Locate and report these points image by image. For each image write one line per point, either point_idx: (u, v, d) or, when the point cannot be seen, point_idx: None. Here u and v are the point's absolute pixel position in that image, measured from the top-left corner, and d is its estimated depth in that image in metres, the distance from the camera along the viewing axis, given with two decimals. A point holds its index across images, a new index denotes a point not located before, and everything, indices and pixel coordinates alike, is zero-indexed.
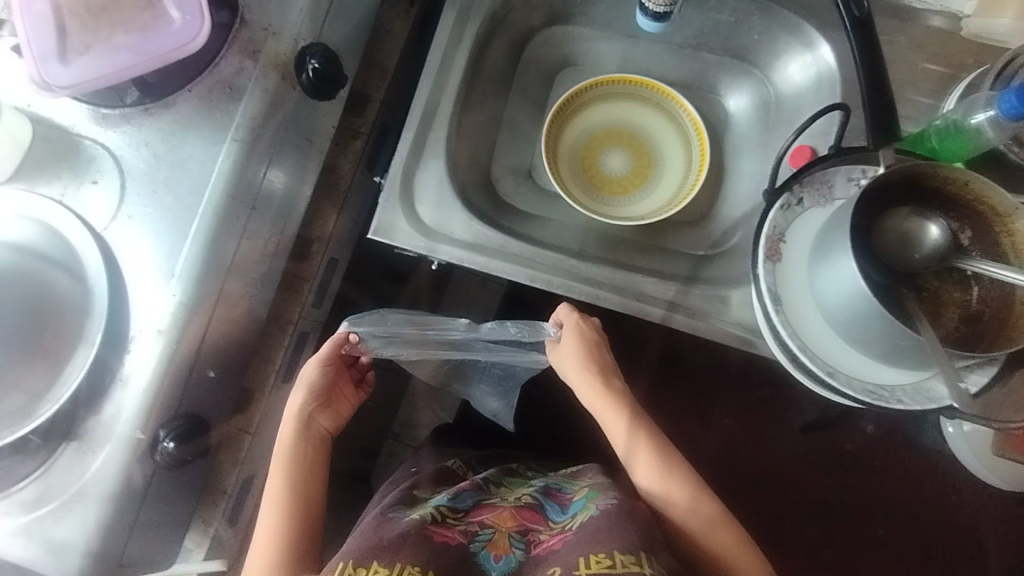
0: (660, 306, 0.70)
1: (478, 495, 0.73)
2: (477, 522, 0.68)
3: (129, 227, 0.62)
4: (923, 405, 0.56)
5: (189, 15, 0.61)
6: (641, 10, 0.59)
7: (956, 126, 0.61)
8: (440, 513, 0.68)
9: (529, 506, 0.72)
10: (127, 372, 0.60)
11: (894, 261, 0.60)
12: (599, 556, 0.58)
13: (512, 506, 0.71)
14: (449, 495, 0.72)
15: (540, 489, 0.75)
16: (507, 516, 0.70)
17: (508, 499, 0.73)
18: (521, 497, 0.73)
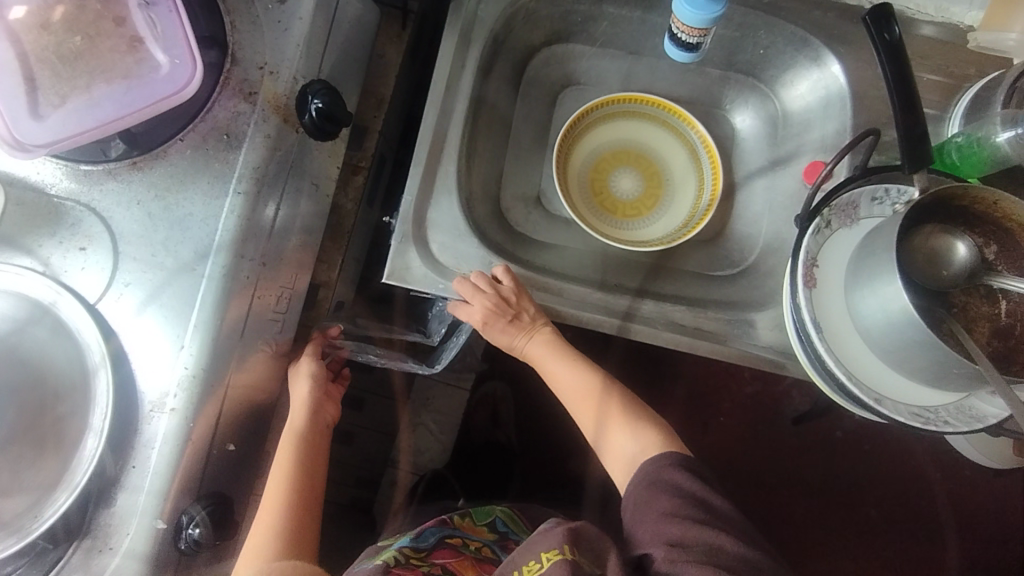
0: (616, 317, 0.68)
1: (440, 534, 0.75)
2: (439, 565, 0.70)
3: (128, 296, 0.56)
4: (970, 425, 0.57)
5: (178, 58, 0.55)
6: (672, 40, 0.59)
7: (978, 143, 0.62)
8: (405, 553, 0.70)
9: (488, 559, 0.73)
10: (140, 457, 0.55)
11: (925, 280, 0.60)
12: (530, 565, 0.56)
13: (471, 556, 0.73)
14: (413, 535, 0.74)
15: (498, 540, 0.78)
16: (468, 564, 0.71)
17: (470, 547, 0.75)
18: (482, 549, 0.75)
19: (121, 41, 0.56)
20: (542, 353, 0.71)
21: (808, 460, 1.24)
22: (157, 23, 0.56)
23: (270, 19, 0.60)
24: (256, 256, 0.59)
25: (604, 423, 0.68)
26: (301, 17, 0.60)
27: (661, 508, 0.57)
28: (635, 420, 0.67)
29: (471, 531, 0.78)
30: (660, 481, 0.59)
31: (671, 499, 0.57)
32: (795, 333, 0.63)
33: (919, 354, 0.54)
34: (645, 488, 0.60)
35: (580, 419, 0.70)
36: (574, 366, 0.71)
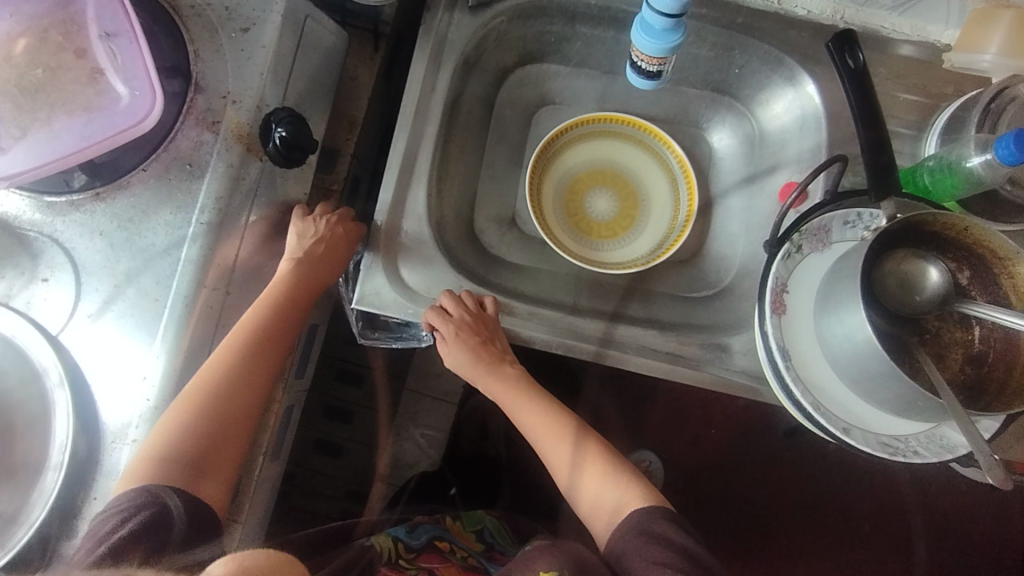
0: (593, 343, 0.67)
1: (431, 534, 0.75)
2: (425, 568, 0.68)
3: (91, 328, 0.56)
4: (940, 456, 0.56)
5: (138, 90, 0.55)
6: (634, 69, 0.58)
7: (950, 167, 0.61)
8: (396, 552, 0.70)
9: (474, 568, 0.71)
10: (101, 489, 0.55)
11: (897, 306, 0.59)
12: None
13: (458, 563, 0.70)
14: (405, 530, 0.74)
15: (485, 551, 0.75)
16: (454, 570, 0.69)
17: (457, 554, 0.72)
18: (468, 557, 0.72)
19: (83, 73, 0.56)
20: (507, 391, 0.69)
21: (801, 475, 1.21)
22: (118, 55, 0.56)
23: (234, 48, 0.60)
24: (220, 286, 0.59)
25: (577, 469, 0.65)
26: (265, 45, 0.60)
27: (652, 561, 0.55)
28: (609, 462, 0.65)
29: (460, 538, 0.76)
30: (651, 531, 0.57)
31: (664, 552, 0.55)
32: (764, 360, 0.62)
33: (884, 386, 0.53)
34: (637, 537, 0.57)
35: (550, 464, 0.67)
36: (546, 408, 0.68)
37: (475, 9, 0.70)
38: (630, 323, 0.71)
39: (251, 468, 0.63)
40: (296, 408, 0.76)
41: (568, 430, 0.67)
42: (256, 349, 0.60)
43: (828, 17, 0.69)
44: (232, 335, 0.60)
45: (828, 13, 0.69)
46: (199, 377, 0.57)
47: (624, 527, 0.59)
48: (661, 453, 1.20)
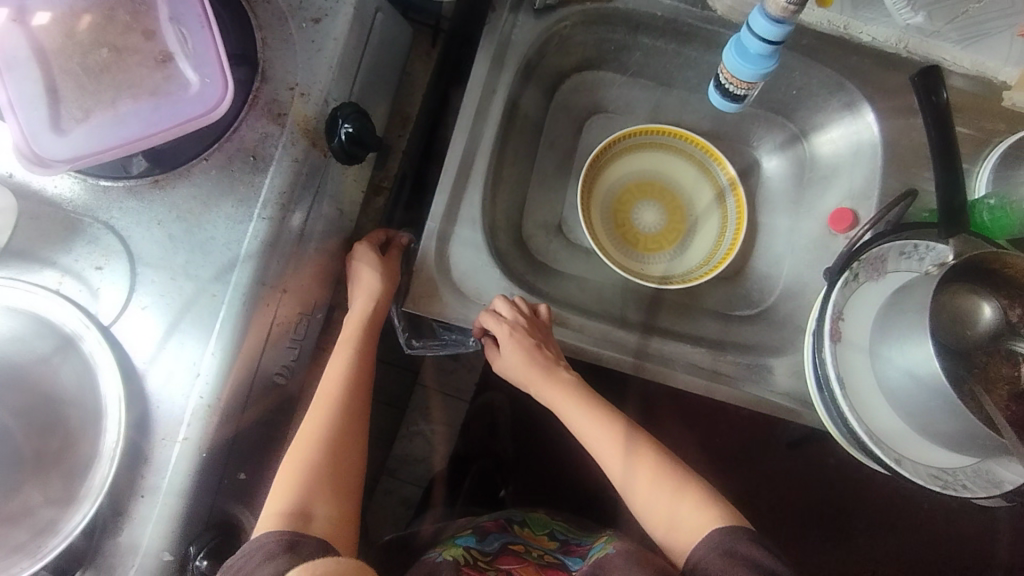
0: (629, 354, 0.67)
1: (503, 541, 0.72)
2: (504, 571, 0.65)
3: (145, 323, 0.54)
4: (988, 491, 0.56)
5: (209, 78, 0.53)
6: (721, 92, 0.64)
7: (1010, 207, 0.62)
8: (472, 555, 0.67)
9: (554, 566, 0.68)
10: (150, 486, 0.53)
11: (949, 340, 0.61)
12: None
13: (536, 563, 0.68)
14: (477, 538, 0.71)
15: (560, 548, 0.73)
16: (532, 571, 0.66)
17: (533, 555, 0.70)
18: (545, 556, 0.71)
19: (149, 55, 0.53)
20: (563, 399, 0.68)
21: (802, 487, 1.21)
22: (188, 39, 0.53)
23: (303, 38, 0.58)
24: (280, 283, 0.58)
25: (637, 480, 0.65)
26: (336, 38, 0.58)
27: None
28: (670, 475, 0.64)
29: (533, 541, 0.74)
30: (735, 552, 0.56)
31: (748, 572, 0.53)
32: (815, 386, 0.63)
33: (940, 421, 0.54)
34: (719, 558, 0.56)
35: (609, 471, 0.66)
36: (603, 415, 0.67)
37: (541, 12, 0.69)
38: (671, 338, 0.71)
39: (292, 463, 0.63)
40: None
41: (626, 440, 0.66)
42: (346, 397, 0.64)
43: (891, 46, 0.69)
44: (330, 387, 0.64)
45: (893, 42, 0.69)
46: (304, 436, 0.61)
47: (705, 546, 0.57)
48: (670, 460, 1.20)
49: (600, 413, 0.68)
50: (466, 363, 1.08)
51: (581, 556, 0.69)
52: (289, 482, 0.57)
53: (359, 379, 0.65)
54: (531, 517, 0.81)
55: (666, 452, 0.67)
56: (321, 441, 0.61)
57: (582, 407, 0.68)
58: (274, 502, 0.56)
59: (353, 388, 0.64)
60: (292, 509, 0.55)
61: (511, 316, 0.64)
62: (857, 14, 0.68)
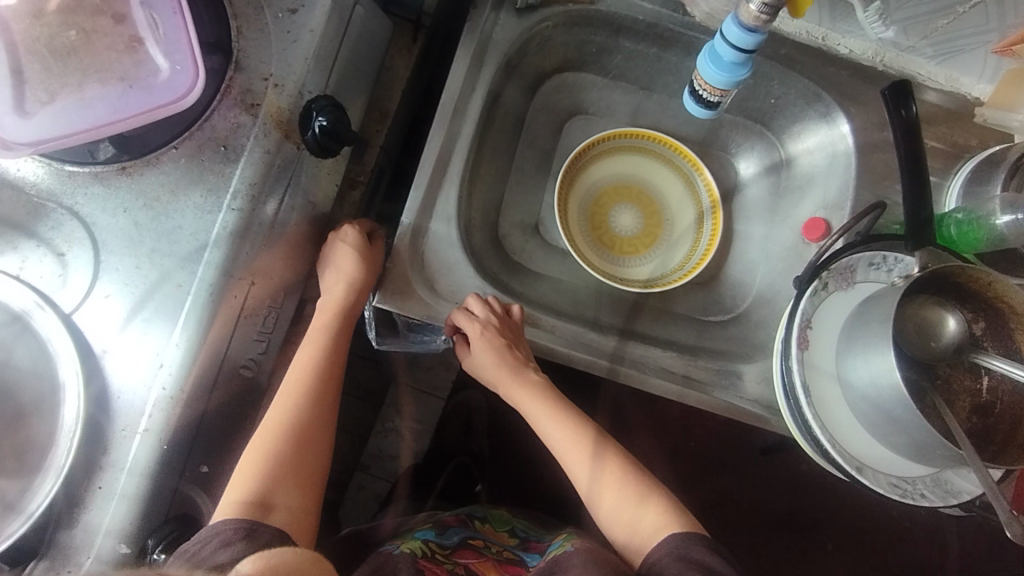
0: (604, 358, 0.67)
1: (462, 535, 0.72)
2: (462, 564, 0.66)
3: (108, 311, 0.53)
4: (945, 500, 0.58)
5: (180, 64, 0.52)
6: (695, 98, 0.64)
7: (976, 222, 0.62)
8: (430, 548, 0.67)
9: (512, 560, 0.69)
10: (108, 478, 0.52)
11: (915, 352, 0.61)
12: None
13: (494, 557, 0.69)
14: (436, 532, 0.71)
15: (520, 544, 0.74)
16: (490, 565, 0.67)
17: (491, 549, 0.71)
18: (503, 552, 0.71)
19: (119, 39, 0.52)
20: (530, 400, 0.69)
21: (773, 493, 1.22)
22: (160, 25, 0.53)
23: (279, 29, 0.57)
24: (248, 275, 0.57)
25: (600, 483, 0.65)
26: (312, 29, 0.58)
27: None
28: (632, 480, 0.65)
29: (492, 537, 0.75)
30: (689, 557, 0.56)
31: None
32: (782, 393, 0.63)
33: (900, 431, 0.55)
34: (674, 562, 0.56)
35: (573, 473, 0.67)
36: (568, 417, 0.68)
37: (523, 12, 0.69)
38: (645, 341, 0.71)
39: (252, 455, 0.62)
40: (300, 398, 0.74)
41: (592, 443, 0.67)
42: (316, 389, 0.64)
43: (868, 59, 0.70)
44: (299, 377, 0.64)
45: (869, 55, 0.70)
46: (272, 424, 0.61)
47: (662, 550, 0.58)
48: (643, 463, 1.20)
49: (567, 415, 0.68)
50: (443, 361, 1.08)
51: (539, 551, 0.70)
52: (254, 467, 0.58)
53: (329, 373, 0.66)
54: (494, 515, 0.81)
55: (630, 457, 0.68)
56: (287, 431, 0.61)
57: (549, 409, 0.68)
58: (235, 490, 0.57)
59: (324, 380, 0.65)
60: (253, 497, 0.56)
61: (483, 315, 0.64)
62: (835, 26, 0.68)
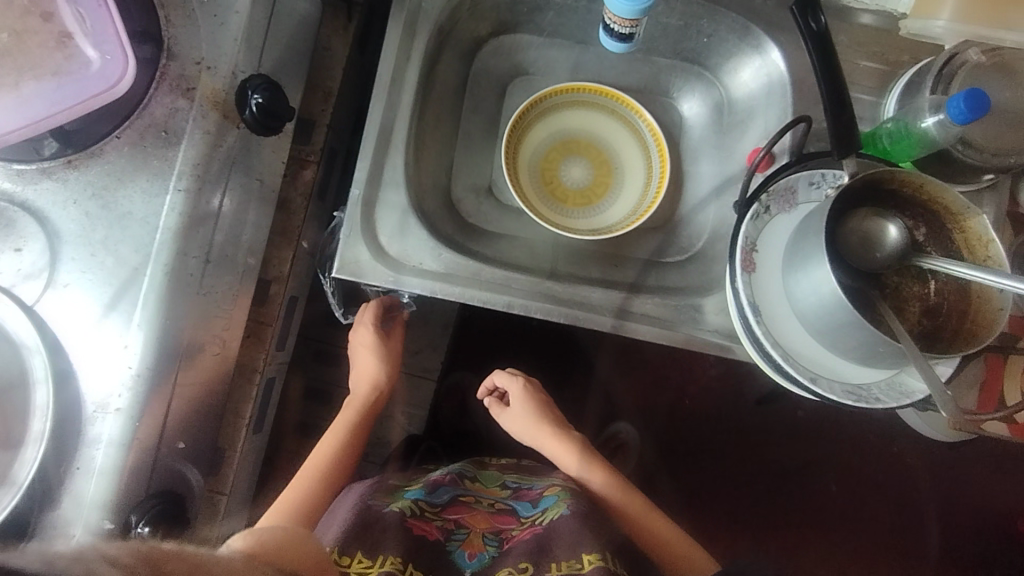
0: (607, 314, 0.69)
1: (454, 492, 0.75)
2: (452, 520, 0.70)
3: (68, 299, 0.55)
4: (900, 401, 0.60)
5: (109, 54, 0.55)
6: (605, 31, 0.68)
7: (907, 128, 0.64)
8: (420, 507, 0.71)
9: (504, 512, 0.73)
10: (87, 456, 0.55)
11: (861, 265, 0.59)
12: (568, 561, 0.62)
13: (486, 510, 0.73)
14: (428, 491, 0.74)
15: (511, 495, 0.77)
16: (481, 518, 0.72)
17: (483, 503, 0.74)
18: (495, 505, 0.74)
19: (50, 37, 0.55)
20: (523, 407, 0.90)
21: (771, 440, 1.23)
22: (86, 18, 0.55)
23: (206, 13, 0.59)
24: (202, 254, 0.59)
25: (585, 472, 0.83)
26: (238, 11, 0.60)
27: None
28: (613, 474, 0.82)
29: (483, 492, 0.77)
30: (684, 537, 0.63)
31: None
32: (737, 316, 0.65)
33: (844, 336, 0.56)
34: None
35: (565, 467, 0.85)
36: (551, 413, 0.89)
37: None
38: (648, 293, 0.72)
39: (234, 440, 0.69)
40: (277, 378, 0.79)
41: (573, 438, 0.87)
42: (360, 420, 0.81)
43: None
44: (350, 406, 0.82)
45: None
46: (330, 437, 0.79)
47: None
48: (639, 422, 1.21)
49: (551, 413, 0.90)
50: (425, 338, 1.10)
51: (531, 501, 0.74)
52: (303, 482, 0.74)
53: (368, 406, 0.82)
54: (484, 476, 0.81)
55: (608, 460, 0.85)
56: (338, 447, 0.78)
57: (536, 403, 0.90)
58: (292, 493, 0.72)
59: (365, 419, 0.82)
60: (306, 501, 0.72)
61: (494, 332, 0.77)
62: None
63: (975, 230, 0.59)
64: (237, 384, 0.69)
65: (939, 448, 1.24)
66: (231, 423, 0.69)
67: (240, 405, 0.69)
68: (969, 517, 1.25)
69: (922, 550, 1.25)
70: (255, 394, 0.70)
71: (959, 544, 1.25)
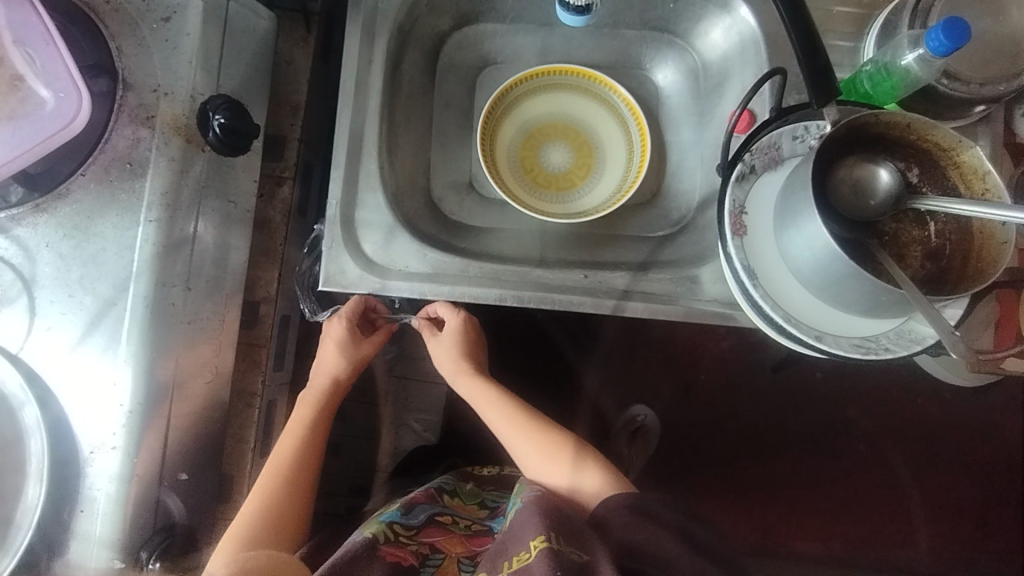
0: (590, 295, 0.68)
1: (430, 511, 0.73)
2: (427, 543, 0.68)
3: (48, 344, 0.55)
4: (911, 348, 0.58)
5: (62, 91, 0.54)
6: (563, 7, 0.67)
7: (887, 69, 0.61)
8: (394, 531, 0.68)
9: (480, 532, 0.73)
10: (90, 498, 0.55)
11: (854, 213, 0.57)
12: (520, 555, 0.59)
13: (462, 531, 0.72)
14: (403, 511, 0.71)
15: (490, 514, 0.76)
16: (457, 541, 0.70)
17: (460, 524, 0.73)
18: (472, 526, 0.73)
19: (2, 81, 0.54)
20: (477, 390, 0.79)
21: (792, 405, 1.21)
22: (36, 59, 0.55)
23: (157, 39, 0.58)
24: (180, 282, 0.58)
25: (552, 462, 0.72)
26: (190, 33, 0.59)
27: (647, 536, 0.59)
28: (582, 457, 0.72)
29: (462, 510, 0.76)
30: (645, 509, 0.62)
31: (660, 528, 0.60)
32: (734, 283, 0.63)
33: (845, 288, 0.54)
34: (631, 514, 0.62)
35: (525, 459, 0.74)
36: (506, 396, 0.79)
37: None
38: (641, 270, 0.70)
39: (241, 465, 0.68)
40: (279, 400, 0.78)
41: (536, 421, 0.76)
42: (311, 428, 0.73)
43: None
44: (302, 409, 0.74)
45: None
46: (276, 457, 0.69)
47: (613, 503, 0.63)
48: (654, 403, 1.19)
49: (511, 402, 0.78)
50: None
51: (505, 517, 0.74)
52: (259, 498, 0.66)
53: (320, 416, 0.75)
54: (465, 487, 0.81)
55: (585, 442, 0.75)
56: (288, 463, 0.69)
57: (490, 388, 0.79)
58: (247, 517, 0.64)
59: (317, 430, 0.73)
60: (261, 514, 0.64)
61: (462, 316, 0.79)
62: None
63: (970, 163, 0.57)
64: (237, 410, 0.68)
65: (965, 395, 1.22)
66: (234, 450, 0.68)
67: (242, 429, 0.68)
68: (1003, 460, 1.22)
69: (962, 502, 1.22)
70: (256, 418, 0.69)
71: (996, 490, 1.22)
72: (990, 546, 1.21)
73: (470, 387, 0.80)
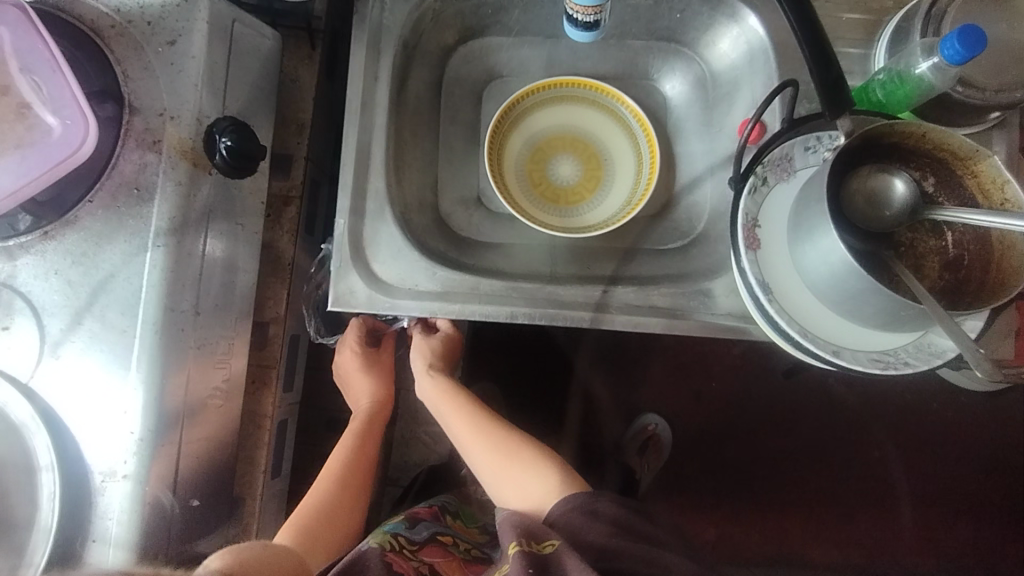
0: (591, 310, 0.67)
1: (432, 529, 0.72)
2: (428, 563, 0.67)
3: (57, 372, 0.54)
4: (930, 362, 0.57)
5: (69, 118, 0.54)
6: (570, 21, 0.66)
7: (900, 77, 0.60)
8: (398, 542, 0.67)
9: (479, 560, 0.71)
10: (102, 526, 0.55)
11: (867, 224, 0.56)
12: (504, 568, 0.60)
13: (461, 556, 0.70)
14: (407, 524, 0.71)
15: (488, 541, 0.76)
16: (457, 565, 0.68)
17: (459, 547, 0.72)
18: (472, 551, 0.72)
19: (9, 109, 0.54)
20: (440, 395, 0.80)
21: (805, 412, 1.19)
22: (43, 86, 0.55)
23: (163, 63, 0.58)
24: (189, 306, 0.58)
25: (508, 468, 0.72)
26: (195, 56, 0.58)
27: (597, 535, 0.62)
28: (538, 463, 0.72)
29: (462, 533, 0.75)
30: (596, 510, 0.64)
31: (607, 526, 0.63)
32: (747, 297, 0.62)
33: (862, 303, 0.53)
34: (582, 514, 0.64)
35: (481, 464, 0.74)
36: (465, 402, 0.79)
37: None
38: (653, 284, 0.70)
39: (252, 487, 0.68)
40: (289, 420, 0.77)
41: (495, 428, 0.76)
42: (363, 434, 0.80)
43: None
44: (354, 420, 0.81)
45: None
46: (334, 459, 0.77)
47: (568, 505, 0.65)
48: (665, 412, 1.18)
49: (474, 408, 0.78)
50: None
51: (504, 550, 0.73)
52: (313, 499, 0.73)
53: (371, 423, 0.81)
54: (466, 509, 0.81)
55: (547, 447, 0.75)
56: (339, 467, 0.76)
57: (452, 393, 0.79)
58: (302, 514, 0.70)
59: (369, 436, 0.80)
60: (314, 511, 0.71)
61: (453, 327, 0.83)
62: None
63: (988, 173, 0.56)
64: (248, 432, 0.68)
65: (981, 399, 1.20)
66: (246, 473, 0.68)
67: (253, 452, 0.68)
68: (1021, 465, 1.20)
69: (980, 509, 1.20)
70: (268, 440, 0.69)
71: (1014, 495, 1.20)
72: (1010, 552, 1.20)
73: (433, 392, 0.80)
